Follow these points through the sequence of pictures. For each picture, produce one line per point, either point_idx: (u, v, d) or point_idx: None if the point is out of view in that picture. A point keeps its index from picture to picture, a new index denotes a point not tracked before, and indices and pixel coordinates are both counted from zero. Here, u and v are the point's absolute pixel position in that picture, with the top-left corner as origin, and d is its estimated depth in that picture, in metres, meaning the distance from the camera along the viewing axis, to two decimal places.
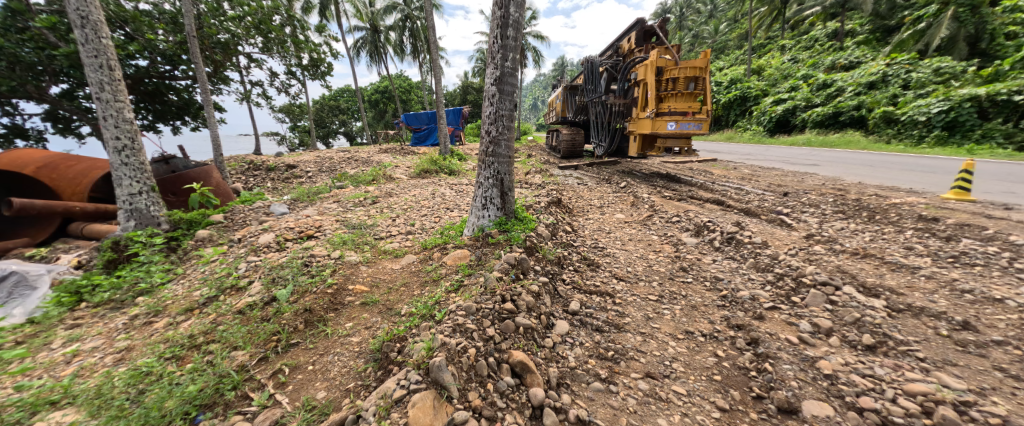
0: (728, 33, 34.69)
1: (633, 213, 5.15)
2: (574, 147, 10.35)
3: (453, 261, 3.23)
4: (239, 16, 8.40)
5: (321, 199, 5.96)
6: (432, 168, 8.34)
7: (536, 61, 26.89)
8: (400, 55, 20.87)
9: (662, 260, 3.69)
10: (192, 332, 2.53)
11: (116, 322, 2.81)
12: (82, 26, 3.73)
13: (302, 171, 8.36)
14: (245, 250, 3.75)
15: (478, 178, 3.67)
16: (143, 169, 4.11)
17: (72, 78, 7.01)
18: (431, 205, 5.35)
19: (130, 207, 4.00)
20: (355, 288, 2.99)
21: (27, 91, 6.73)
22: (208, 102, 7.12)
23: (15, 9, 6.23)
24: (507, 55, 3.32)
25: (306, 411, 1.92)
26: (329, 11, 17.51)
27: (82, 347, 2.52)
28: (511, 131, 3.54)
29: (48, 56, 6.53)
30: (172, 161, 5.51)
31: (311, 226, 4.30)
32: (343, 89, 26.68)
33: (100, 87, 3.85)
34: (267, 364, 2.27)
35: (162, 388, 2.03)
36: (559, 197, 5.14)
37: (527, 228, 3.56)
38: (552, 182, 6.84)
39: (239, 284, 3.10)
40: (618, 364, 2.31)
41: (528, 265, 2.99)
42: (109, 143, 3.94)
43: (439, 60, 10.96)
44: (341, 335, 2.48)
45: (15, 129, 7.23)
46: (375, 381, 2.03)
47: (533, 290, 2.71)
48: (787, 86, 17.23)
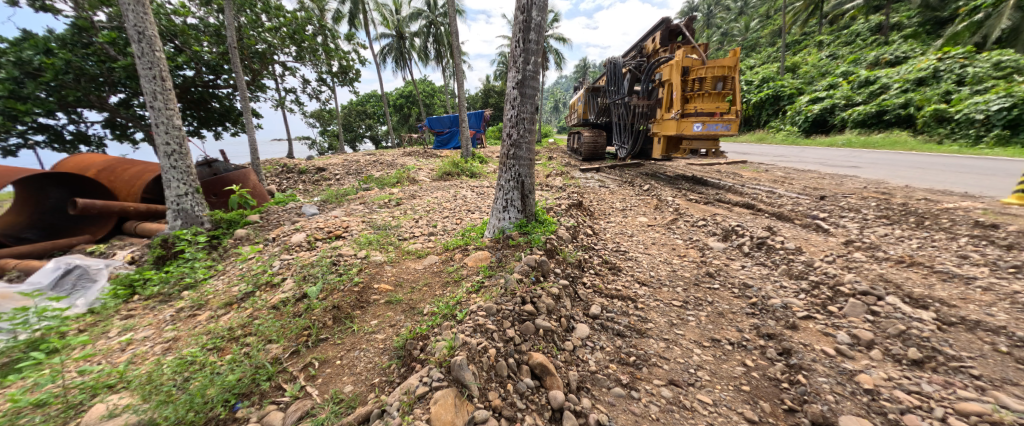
0: (760, 29, 33.22)
1: (656, 216, 5.04)
2: (596, 149, 10.24)
3: (474, 263, 3.30)
4: (275, 27, 8.96)
5: (348, 200, 6.20)
6: (454, 171, 8.47)
7: (558, 62, 26.95)
8: (424, 61, 21.36)
9: (687, 265, 3.59)
10: (231, 325, 2.70)
11: (164, 314, 3.03)
12: (139, 41, 4.04)
13: (330, 174, 8.71)
14: (278, 248, 3.95)
15: (499, 181, 3.72)
16: (189, 172, 4.40)
17: (128, 88, 7.65)
18: (453, 207, 5.45)
19: (177, 207, 4.29)
20: (380, 287, 3.09)
21: (90, 101, 7.38)
22: (246, 108, 7.51)
23: (82, 27, 7.00)
24: (529, 59, 3.34)
25: (334, 403, 2.00)
26: (359, 19, 18.11)
27: (135, 337, 2.73)
28: (532, 134, 3.57)
29: (108, 67, 7.25)
30: (214, 165, 5.95)
31: (339, 226, 4.47)
32: (369, 94, 27.51)
33: (153, 97, 4.15)
34: (298, 357, 2.38)
35: (204, 377, 2.16)
36: (580, 200, 5.12)
37: (547, 231, 3.57)
38: (573, 185, 6.79)
39: (273, 281, 3.28)
40: (640, 369, 2.27)
41: (548, 267, 2.98)
42: (160, 148, 4.25)
43: (462, 64, 10.99)
44: (366, 331, 2.57)
45: (79, 135, 7.91)
46: (398, 378, 2.10)
47: (554, 293, 2.71)
48: (824, 84, 16.39)
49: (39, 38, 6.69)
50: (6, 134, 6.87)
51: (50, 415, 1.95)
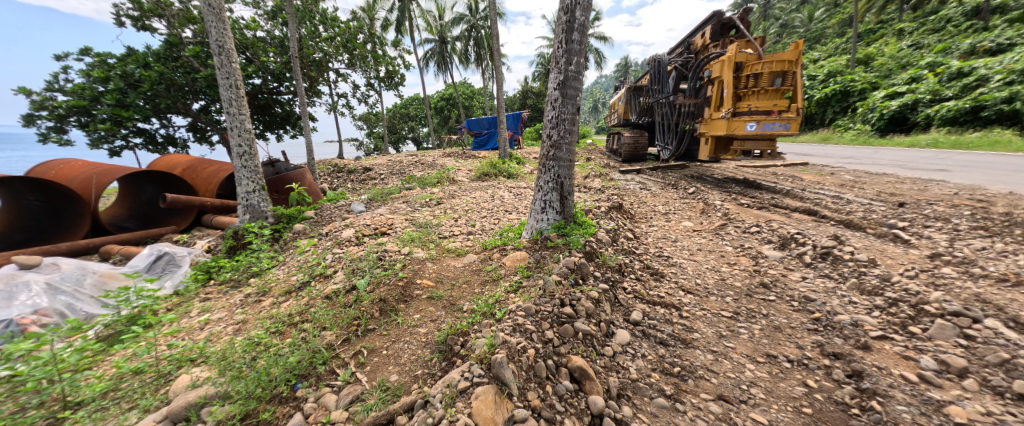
0: (826, 19, 30.49)
1: (703, 221, 4.80)
2: (637, 150, 9.95)
3: (512, 263, 3.33)
4: (331, 37, 9.62)
5: (392, 199, 6.49)
6: (492, 171, 8.59)
7: (598, 62, 26.48)
8: (465, 64, 21.85)
9: (738, 273, 3.39)
10: (291, 312, 2.93)
11: (234, 299, 3.36)
12: (219, 54, 4.49)
13: (376, 174, 9.17)
14: (331, 243, 4.23)
15: (538, 182, 3.73)
16: (257, 171, 4.82)
17: (207, 95, 8.56)
18: (490, 207, 5.53)
19: (246, 203, 4.74)
20: (423, 282, 3.21)
21: (178, 108, 8.33)
22: (304, 112, 8.08)
23: (173, 43, 7.98)
24: (571, 59, 3.32)
25: (381, 390, 2.11)
26: (405, 26, 18.86)
27: (211, 317, 3.05)
28: (573, 135, 3.54)
29: (192, 78, 8.18)
30: (277, 165, 6.50)
31: (385, 223, 4.69)
32: (412, 97, 28.60)
33: (229, 104, 4.61)
34: (349, 345, 2.54)
35: (269, 357, 2.37)
36: (620, 202, 4.99)
37: (586, 233, 3.52)
38: (612, 186, 6.64)
39: (326, 272, 3.51)
40: (686, 381, 2.18)
41: (588, 270, 2.95)
42: (233, 149, 4.70)
43: (501, 66, 11.11)
44: (410, 324, 2.69)
45: (169, 138, 8.95)
46: (440, 371, 2.18)
47: (593, 296, 2.68)
48: (904, 77, 14.75)
49: (140, 54, 7.73)
50: (112, 137, 7.96)
51: (146, 381, 2.29)
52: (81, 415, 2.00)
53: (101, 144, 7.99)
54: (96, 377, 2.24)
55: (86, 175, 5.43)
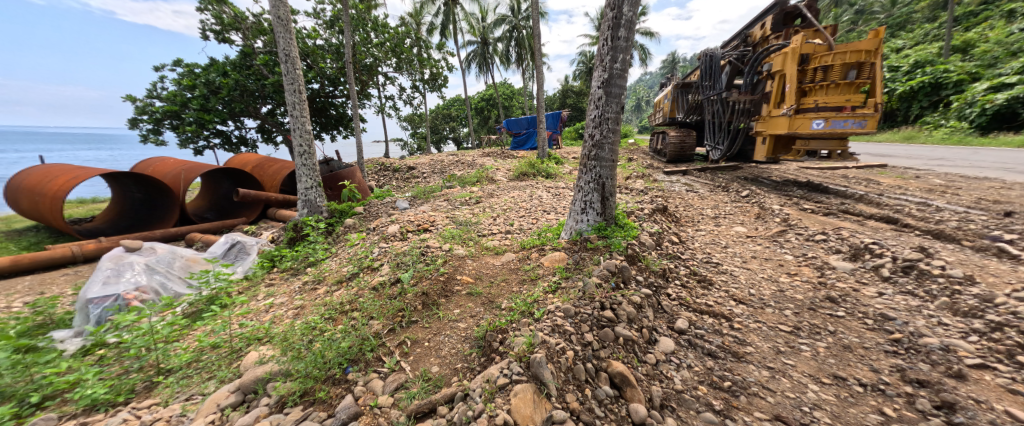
0: (911, 3, 27.19)
1: (757, 226, 4.49)
2: (684, 150, 9.51)
3: (550, 263, 3.32)
4: (381, 42, 10.13)
5: (434, 197, 6.70)
6: (530, 171, 8.59)
7: (643, 59, 25.58)
8: (506, 65, 22.06)
9: (798, 285, 3.13)
10: (342, 301, 3.14)
11: (293, 286, 3.66)
12: (286, 61, 4.89)
13: (419, 172, 9.51)
14: (378, 237, 4.46)
15: (578, 182, 3.68)
16: (315, 169, 5.18)
17: (273, 99, 9.36)
18: (529, 207, 5.55)
19: (305, 199, 5.12)
20: (463, 278, 3.29)
21: (249, 111, 9.20)
22: (356, 114, 8.55)
23: (247, 53, 8.83)
24: (617, 57, 3.24)
25: (423, 380, 2.20)
26: (449, 30, 19.37)
27: (274, 302, 3.34)
28: (616, 134, 3.46)
29: (262, 85, 9.00)
30: (332, 163, 6.96)
31: (427, 220, 4.86)
32: (454, 98, 29.32)
33: (293, 107, 5.00)
34: (394, 335, 2.67)
35: (324, 341, 2.55)
36: (665, 204, 4.80)
37: (628, 236, 3.43)
38: (656, 188, 6.39)
39: (373, 265, 3.71)
40: (738, 398, 2.05)
41: (630, 274, 2.88)
42: (295, 148, 5.10)
43: (542, 65, 11.07)
44: (450, 319, 2.77)
45: (241, 139, 9.88)
46: (479, 366, 2.23)
47: (635, 301, 2.62)
48: (1013, 67, 12.80)
49: (220, 63, 8.66)
50: (197, 138, 8.97)
51: (222, 354, 2.60)
52: (172, 380, 2.37)
53: (187, 144, 9.01)
54: (182, 350, 2.58)
55: (176, 170, 6.18)
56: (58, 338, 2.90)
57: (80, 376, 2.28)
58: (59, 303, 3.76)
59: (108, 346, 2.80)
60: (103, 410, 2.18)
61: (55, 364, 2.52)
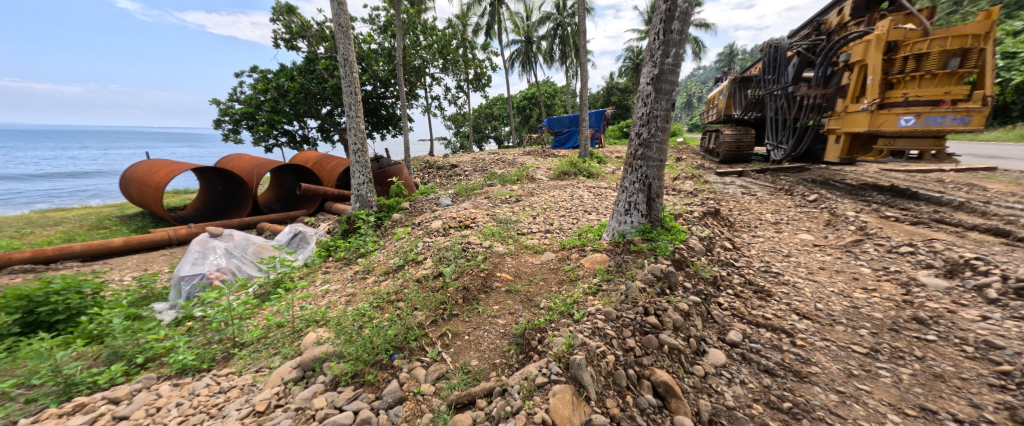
0: None
1: (824, 234, 4.10)
2: (739, 149, 8.91)
3: (591, 264, 3.26)
4: (429, 44, 10.51)
5: (475, 194, 6.83)
6: (571, 170, 8.50)
7: (697, 52, 24.20)
8: (549, 63, 21.95)
9: (876, 301, 2.80)
10: (389, 291, 3.30)
11: (346, 274, 3.91)
12: (345, 65, 5.21)
13: (461, 170, 9.75)
14: (422, 232, 4.64)
15: (622, 182, 3.58)
16: (367, 166, 5.48)
17: (331, 101, 10.05)
18: (569, 207, 5.49)
19: (358, 194, 5.44)
20: (502, 275, 3.34)
21: (311, 112, 9.97)
22: (405, 114, 8.93)
23: (311, 60, 9.59)
24: (668, 52, 3.12)
25: (463, 372, 2.26)
26: (494, 30, 19.61)
27: (330, 289, 3.61)
28: (665, 133, 3.33)
29: (322, 88, 9.72)
30: (381, 161, 7.35)
31: (468, 217, 4.97)
32: (497, 98, 29.65)
33: (350, 108, 5.33)
34: (437, 326, 2.76)
35: (372, 328, 2.70)
36: (716, 207, 4.53)
37: (674, 239, 3.29)
38: (707, 189, 6.06)
39: (417, 259, 3.86)
40: (798, 421, 1.85)
41: (676, 280, 2.77)
42: (351, 146, 5.41)
43: (586, 63, 10.89)
44: (490, 314, 2.82)
45: (303, 138, 10.71)
46: (517, 363, 2.26)
47: (682, 308, 2.52)
48: None
49: (289, 69, 9.49)
50: (268, 136, 9.87)
51: (285, 333, 2.87)
52: (245, 353, 2.68)
53: (260, 143, 9.92)
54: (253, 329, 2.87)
55: (251, 166, 6.80)
56: (157, 309, 3.42)
57: (174, 343, 2.68)
58: (159, 278, 4.35)
59: (195, 319, 3.20)
60: (192, 374, 2.53)
61: (156, 332, 2.94)
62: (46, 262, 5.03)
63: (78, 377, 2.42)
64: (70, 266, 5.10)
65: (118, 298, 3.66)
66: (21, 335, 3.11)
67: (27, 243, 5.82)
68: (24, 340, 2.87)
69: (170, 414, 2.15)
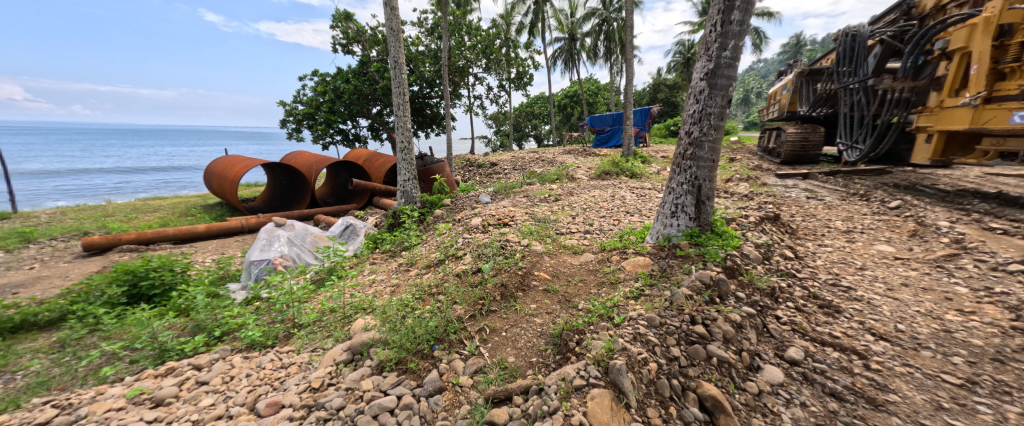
0: None
1: (906, 247, 3.64)
2: (804, 150, 8.18)
3: (633, 267, 3.13)
4: (473, 45, 10.67)
5: (514, 193, 6.84)
6: (613, 170, 8.25)
7: (756, 45, 22.50)
8: (593, 60, 21.47)
9: (974, 325, 2.43)
10: (430, 283, 3.39)
11: (391, 266, 4.07)
12: (395, 67, 5.42)
13: (501, 169, 9.80)
14: (462, 228, 4.72)
15: (670, 183, 3.41)
16: (413, 163, 5.66)
17: (380, 101, 10.53)
18: (610, 207, 5.33)
19: (403, 190, 5.64)
20: (540, 274, 3.30)
21: (363, 112, 10.51)
22: (448, 113, 9.12)
23: (364, 63, 10.11)
24: (726, 44, 2.91)
25: (500, 368, 2.26)
26: (537, 28, 19.47)
27: (375, 279, 3.77)
28: (719, 131, 3.11)
29: (374, 89, 10.22)
30: (425, 158, 7.59)
31: (507, 215, 4.97)
32: (538, 96, 29.50)
33: (399, 108, 5.54)
34: (475, 321, 2.78)
35: (414, 318, 2.78)
36: (775, 212, 4.18)
37: (726, 245, 3.08)
38: (763, 193, 5.63)
39: (457, 254, 3.92)
40: None
41: (728, 288, 2.60)
42: (398, 144, 5.61)
43: (633, 60, 10.51)
44: (527, 313, 2.80)
45: (354, 136, 11.32)
46: (554, 364, 2.23)
47: (734, 319, 2.35)
48: None
49: (344, 71, 10.09)
50: (326, 135, 10.59)
51: (336, 318, 3.04)
52: (303, 334, 2.87)
53: (318, 141, 10.63)
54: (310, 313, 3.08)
55: (310, 163, 7.37)
56: (231, 289, 3.80)
57: (244, 320, 2.96)
58: (232, 260, 4.79)
59: (261, 300, 3.49)
60: (259, 349, 2.75)
61: (229, 309, 3.25)
62: (144, 243, 5.71)
63: (169, 344, 2.79)
64: (164, 247, 5.78)
65: (200, 277, 4.09)
66: (128, 305, 3.61)
67: (132, 226, 6.71)
68: (130, 310, 3.33)
69: (241, 383, 2.38)
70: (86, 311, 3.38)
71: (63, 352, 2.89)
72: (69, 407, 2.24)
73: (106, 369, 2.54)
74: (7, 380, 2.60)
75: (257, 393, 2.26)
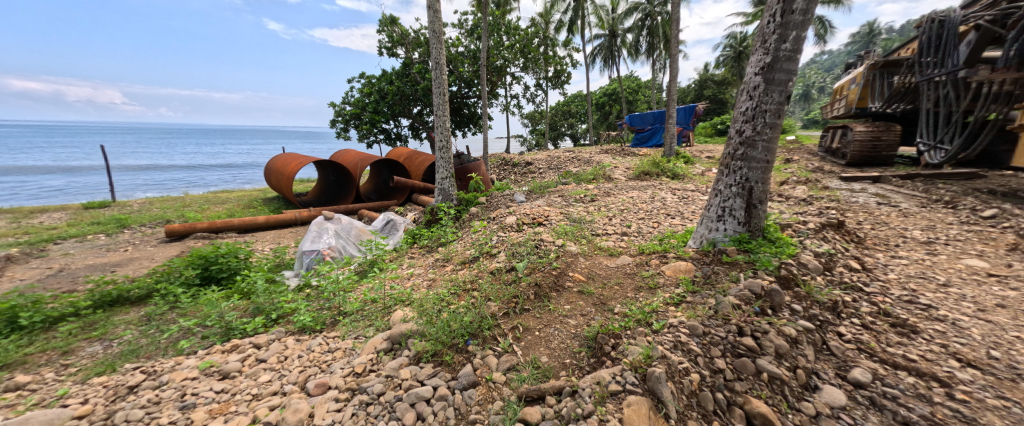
0: None
1: (999, 261, 3.18)
2: (873, 150, 7.43)
3: (673, 272, 2.98)
4: (511, 44, 10.70)
5: (549, 192, 6.77)
6: (653, 170, 7.95)
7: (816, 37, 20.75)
8: (634, 57, 20.80)
9: None
10: (464, 280, 3.43)
11: (427, 261, 4.17)
12: (436, 68, 5.54)
13: (536, 168, 9.74)
14: (497, 226, 4.73)
15: (717, 185, 3.21)
16: (450, 161, 5.76)
17: (421, 101, 10.83)
18: (649, 209, 5.13)
19: (441, 188, 5.76)
20: (575, 276, 3.23)
21: (404, 111, 10.86)
22: (485, 112, 9.20)
23: (407, 65, 10.45)
24: (785, 35, 2.70)
25: (533, 367, 2.23)
26: (577, 26, 19.15)
27: (412, 273, 3.87)
28: (775, 130, 2.88)
29: (415, 89, 10.54)
30: (462, 157, 7.71)
31: (541, 215, 4.93)
32: (576, 94, 29.07)
33: (439, 108, 5.66)
34: (508, 318, 2.77)
35: (449, 312, 2.82)
36: (837, 218, 3.82)
37: (779, 253, 2.85)
38: (822, 197, 5.18)
39: (491, 252, 3.93)
40: None
41: (782, 299, 2.40)
42: (437, 143, 5.74)
43: (678, 55, 10.07)
44: (561, 313, 2.74)
45: (395, 136, 11.73)
46: (588, 367, 2.17)
47: (787, 332, 2.17)
48: None
49: (389, 73, 10.49)
50: (371, 133, 11.07)
51: (376, 308, 3.15)
52: (348, 321, 3.00)
53: (363, 139, 11.13)
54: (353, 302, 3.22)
55: (355, 160, 7.74)
56: (286, 276, 4.08)
57: (297, 305, 3.16)
58: (287, 249, 5.12)
59: (312, 287, 3.70)
60: (309, 333, 2.92)
61: (284, 294, 3.47)
62: (215, 232, 6.28)
63: (234, 324, 3.03)
64: (231, 236, 6.30)
65: (260, 264, 4.42)
66: (200, 286, 3.97)
67: (203, 216, 7.40)
68: (203, 291, 3.66)
69: (293, 363, 2.54)
70: (168, 290, 3.76)
71: (148, 325, 3.23)
72: (153, 373, 2.49)
73: (183, 342, 2.82)
74: (105, 346, 2.95)
75: (307, 373, 2.39)
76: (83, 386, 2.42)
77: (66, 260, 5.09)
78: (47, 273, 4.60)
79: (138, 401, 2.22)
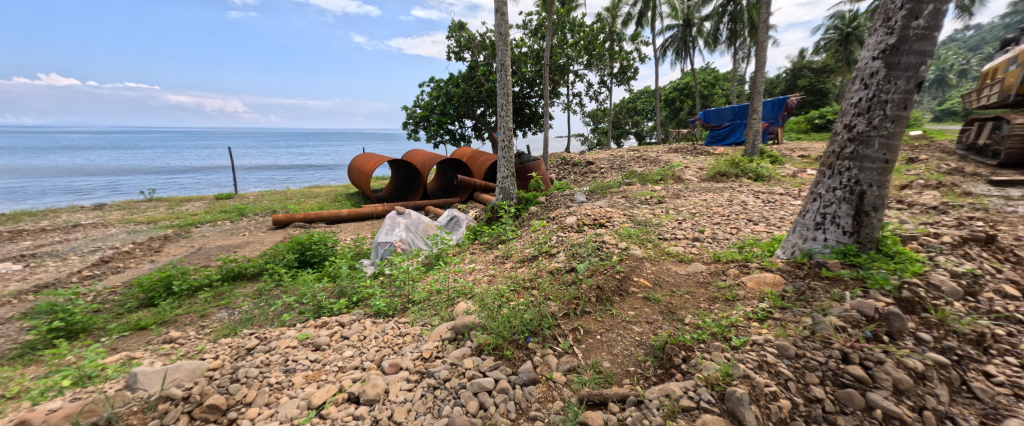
0: None
1: None
2: None
3: (756, 284, 2.66)
4: (575, 42, 10.52)
5: (611, 193, 6.51)
6: (731, 171, 7.25)
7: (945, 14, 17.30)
8: (710, 47, 19.17)
9: None
10: (524, 277, 3.42)
11: (488, 257, 4.24)
12: (501, 70, 5.59)
13: (597, 168, 9.45)
14: (556, 226, 4.66)
15: (817, 188, 2.79)
16: (512, 161, 5.81)
17: (484, 102, 11.10)
18: (726, 213, 4.67)
19: (502, 187, 5.84)
20: (639, 281, 3.03)
21: (469, 112, 11.22)
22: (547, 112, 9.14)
23: (472, 67, 10.77)
24: (917, 11, 2.26)
25: (595, 371, 2.14)
26: (647, 18, 18.16)
27: (472, 268, 3.97)
28: (898, 123, 2.43)
29: (479, 90, 10.82)
30: (523, 157, 7.74)
31: (604, 216, 4.75)
32: (643, 90, 27.67)
33: (503, 109, 5.72)
34: (569, 319, 2.68)
35: (509, 309, 2.82)
36: (976, 230, 3.12)
37: (898, 270, 2.40)
38: (952, 204, 4.29)
39: (551, 252, 3.88)
40: None
41: (901, 324, 2.01)
42: (500, 143, 5.81)
43: (766, 43, 9.04)
44: (625, 319, 2.59)
45: (460, 136, 12.17)
46: (656, 378, 2.02)
47: (909, 363, 1.81)
48: None
49: (455, 76, 10.89)
50: (437, 134, 11.61)
51: (441, 300, 3.27)
52: (416, 310, 3.16)
53: (430, 140, 11.71)
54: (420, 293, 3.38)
55: (423, 160, 8.20)
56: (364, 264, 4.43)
57: (374, 291, 3.40)
58: (365, 239, 5.58)
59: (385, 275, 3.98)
60: (383, 317, 3.13)
61: (363, 280, 3.77)
62: (308, 222, 7.06)
63: (323, 303, 3.35)
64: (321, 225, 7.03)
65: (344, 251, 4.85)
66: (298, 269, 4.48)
67: (298, 207, 8.37)
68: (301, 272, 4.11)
69: (371, 343, 2.74)
70: (276, 269, 4.29)
71: (260, 298, 3.71)
72: (264, 339, 2.86)
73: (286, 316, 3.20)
74: (229, 313, 3.46)
75: (382, 353, 2.56)
76: (215, 344, 2.85)
77: (203, 240, 6.10)
78: (190, 250, 5.56)
79: (254, 361, 2.55)
